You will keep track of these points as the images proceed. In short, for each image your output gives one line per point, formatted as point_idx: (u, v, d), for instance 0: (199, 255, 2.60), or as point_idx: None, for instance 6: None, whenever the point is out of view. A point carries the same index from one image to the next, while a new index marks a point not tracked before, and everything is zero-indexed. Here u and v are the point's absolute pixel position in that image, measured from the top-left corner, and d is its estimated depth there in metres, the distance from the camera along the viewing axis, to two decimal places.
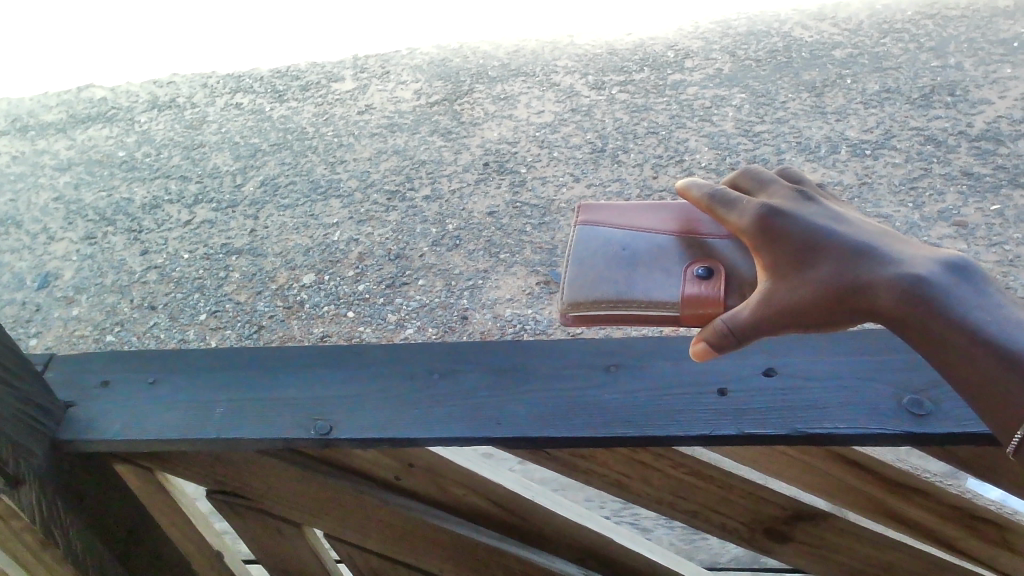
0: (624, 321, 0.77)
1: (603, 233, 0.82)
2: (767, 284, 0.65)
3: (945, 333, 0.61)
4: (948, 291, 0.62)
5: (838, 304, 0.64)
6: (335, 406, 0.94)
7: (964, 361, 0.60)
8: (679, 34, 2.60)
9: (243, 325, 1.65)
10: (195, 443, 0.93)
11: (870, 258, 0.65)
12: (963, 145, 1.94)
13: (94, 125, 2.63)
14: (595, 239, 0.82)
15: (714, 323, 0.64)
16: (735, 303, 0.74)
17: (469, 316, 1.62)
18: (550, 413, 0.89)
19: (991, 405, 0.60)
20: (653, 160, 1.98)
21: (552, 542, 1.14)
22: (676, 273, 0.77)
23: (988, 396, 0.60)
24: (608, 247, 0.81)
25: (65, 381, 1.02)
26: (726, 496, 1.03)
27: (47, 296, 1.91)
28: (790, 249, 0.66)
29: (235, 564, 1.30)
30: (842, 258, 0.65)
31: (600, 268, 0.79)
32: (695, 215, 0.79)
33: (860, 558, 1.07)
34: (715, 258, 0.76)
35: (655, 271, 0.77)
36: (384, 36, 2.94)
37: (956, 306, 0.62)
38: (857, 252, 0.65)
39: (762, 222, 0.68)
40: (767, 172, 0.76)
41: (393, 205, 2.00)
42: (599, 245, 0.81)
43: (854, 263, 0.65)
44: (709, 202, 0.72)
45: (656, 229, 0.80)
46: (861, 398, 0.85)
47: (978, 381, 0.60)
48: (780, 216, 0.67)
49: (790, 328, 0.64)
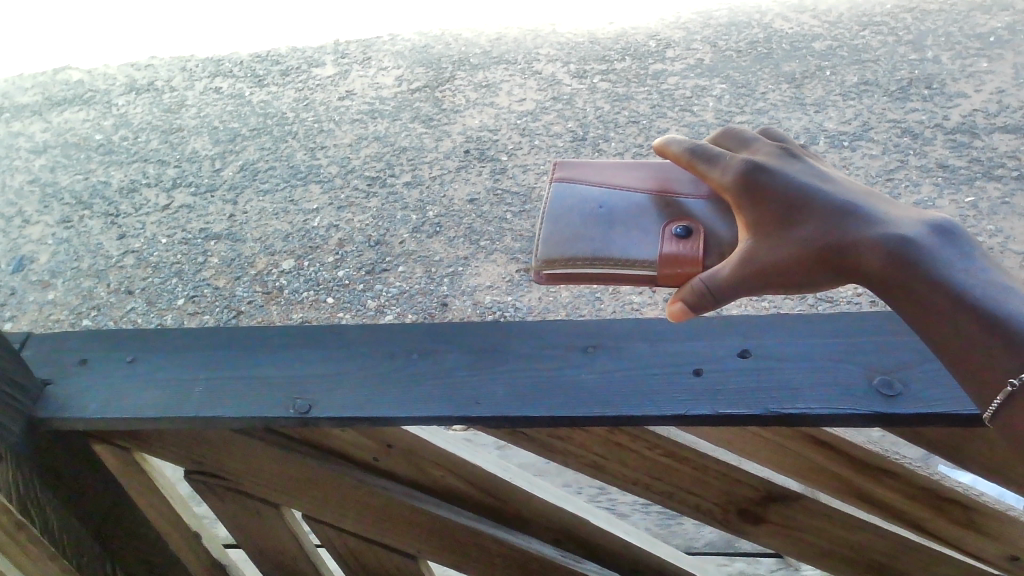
0: (598, 277, 0.83)
1: (582, 193, 0.89)
2: (749, 243, 0.72)
3: (912, 287, 0.68)
4: (918, 247, 0.69)
5: (820, 260, 0.70)
6: (314, 383, 0.94)
7: (942, 323, 0.66)
8: (661, 24, 2.60)
9: (222, 310, 1.66)
10: (174, 421, 0.93)
11: (846, 215, 0.72)
12: (938, 138, 1.95)
13: (70, 108, 2.59)
14: (574, 198, 0.89)
15: (693, 284, 0.71)
16: (712, 260, 0.81)
17: (449, 303, 1.62)
18: (529, 391, 0.90)
19: (965, 364, 0.65)
20: (634, 149, 2.00)
21: (528, 524, 1.15)
22: (650, 228, 0.84)
23: (962, 356, 0.65)
24: (585, 205, 0.88)
25: (41, 358, 1.01)
26: (701, 478, 1.05)
27: (22, 280, 1.89)
28: (772, 207, 0.73)
29: (217, 549, 1.29)
30: (822, 217, 0.72)
31: (578, 225, 0.86)
32: (671, 179, 0.88)
33: (830, 539, 1.10)
34: (693, 219, 0.84)
35: (631, 229, 0.85)
36: (366, 22, 2.91)
37: (927, 260, 0.68)
38: (835, 211, 0.72)
39: (749, 184, 0.75)
40: (750, 134, 0.85)
41: (374, 191, 1.99)
42: (577, 204, 0.88)
43: (832, 222, 0.72)
44: (692, 156, 0.80)
45: (634, 193, 0.88)
46: (836, 378, 0.86)
47: (953, 341, 0.65)
48: (765, 179, 0.75)
49: (767, 283, 0.70)
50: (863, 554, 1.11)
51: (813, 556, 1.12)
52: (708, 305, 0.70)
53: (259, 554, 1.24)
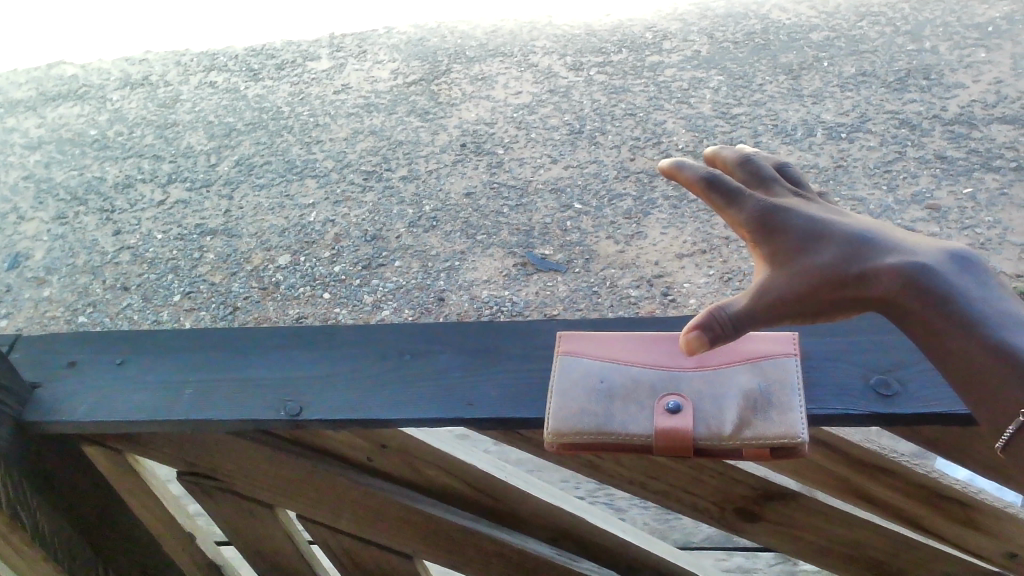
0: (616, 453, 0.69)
1: (592, 364, 0.73)
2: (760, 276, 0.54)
3: (938, 322, 0.52)
4: (947, 277, 0.53)
5: (838, 292, 0.53)
6: (305, 385, 0.94)
7: (971, 364, 0.51)
8: (657, 16, 2.59)
9: (218, 306, 1.64)
10: (164, 424, 0.92)
11: (870, 240, 0.55)
12: (936, 128, 1.94)
13: (65, 103, 2.57)
14: (583, 369, 0.73)
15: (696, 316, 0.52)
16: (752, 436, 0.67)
17: (446, 297, 1.61)
18: (522, 392, 0.89)
19: (994, 416, 0.50)
20: (631, 142, 2.00)
21: (524, 523, 1.15)
22: (653, 394, 0.71)
23: (989, 406, 0.50)
24: (598, 378, 0.72)
25: (30, 359, 1.00)
26: (697, 476, 1.05)
27: (17, 277, 1.87)
28: (789, 233, 0.55)
29: (212, 550, 1.28)
30: (845, 242, 0.55)
31: (575, 398, 0.71)
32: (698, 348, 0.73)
33: (828, 538, 1.09)
34: (699, 370, 0.71)
35: (632, 398, 0.71)
36: (361, 14, 2.90)
37: (960, 294, 0.52)
38: (859, 236, 0.55)
39: (759, 215, 0.56)
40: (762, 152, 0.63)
41: (370, 185, 1.98)
42: (588, 376, 0.73)
43: (855, 247, 0.55)
44: (710, 181, 0.56)
45: (642, 356, 0.74)
46: (831, 380, 0.81)
47: (982, 386, 0.50)
48: (781, 207, 0.56)
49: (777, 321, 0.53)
50: (862, 553, 1.10)
51: (811, 554, 1.11)
52: (720, 342, 0.52)
53: (254, 555, 1.24)
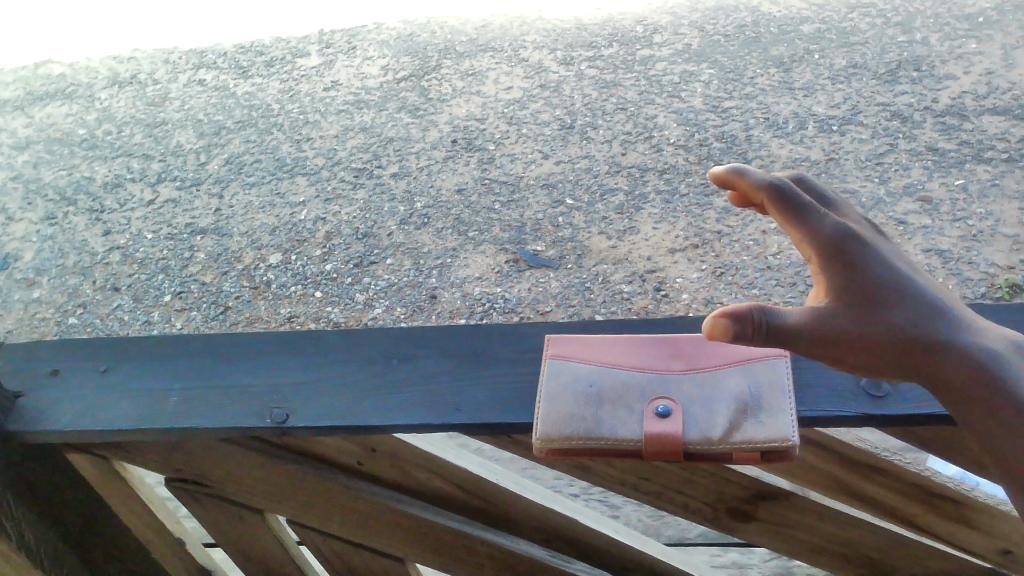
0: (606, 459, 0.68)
1: (579, 368, 0.72)
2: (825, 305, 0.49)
3: (993, 411, 0.49)
4: (1009, 369, 0.50)
5: (900, 351, 0.49)
6: (291, 392, 0.92)
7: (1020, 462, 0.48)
8: (648, 9, 2.58)
9: (209, 306, 1.63)
10: (149, 433, 0.91)
11: (936, 310, 0.51)
12: (928, 120, 1.94)
13: (52, 102, 2.55)
14: (570, 374, 0.72)
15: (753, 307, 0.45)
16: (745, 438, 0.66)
17: (438, 295, 1.60)
18: (511, 398, 0.88)
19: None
20: (622, 136, 1.99)
21: (516, 525, 1.14)
22: (642, 398, 0.70)
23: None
24: (586, 382, 0.71)
25: (13, 369, 0.99)
26: (689, 477, 1.04)
27: (6, 278, 1.86)
28: (862, 272, 0.50)
29: (201, 554, 1.27)
30: (913, 302, 0.51)
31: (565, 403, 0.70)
32: (685, 349, 0.72)
33: (822, 536, 1.08)
34: (688, 373, 0.70)
35: (621, 403, 0.70)
36: (351, 10, 2.88)
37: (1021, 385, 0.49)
38: (928, 302, 0.51)
39: (836, 240, 0.51)
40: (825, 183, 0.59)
41: (360, 183, 1.96)
42: (576, 381, 0.72)
43: (922, 310, 0.51)
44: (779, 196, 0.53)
45: (630, 359, 0.73)
46: (821, 379, 0.76)
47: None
48: (858, 241, 0.51)
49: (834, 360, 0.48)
50: (856, 551, 1.10)
51: (806, 552, 1.10)
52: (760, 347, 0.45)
53: (244, 559, 1.22)
